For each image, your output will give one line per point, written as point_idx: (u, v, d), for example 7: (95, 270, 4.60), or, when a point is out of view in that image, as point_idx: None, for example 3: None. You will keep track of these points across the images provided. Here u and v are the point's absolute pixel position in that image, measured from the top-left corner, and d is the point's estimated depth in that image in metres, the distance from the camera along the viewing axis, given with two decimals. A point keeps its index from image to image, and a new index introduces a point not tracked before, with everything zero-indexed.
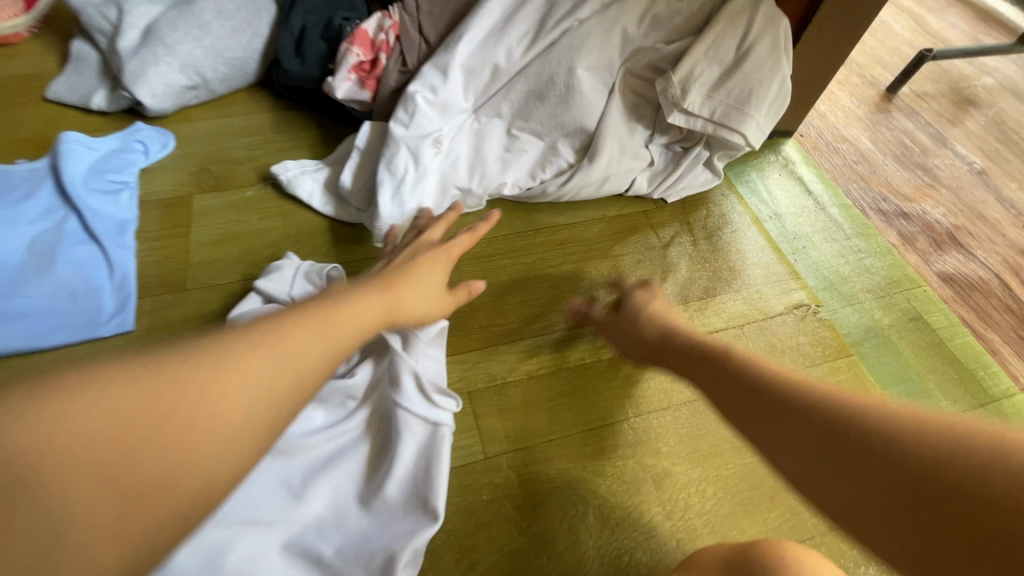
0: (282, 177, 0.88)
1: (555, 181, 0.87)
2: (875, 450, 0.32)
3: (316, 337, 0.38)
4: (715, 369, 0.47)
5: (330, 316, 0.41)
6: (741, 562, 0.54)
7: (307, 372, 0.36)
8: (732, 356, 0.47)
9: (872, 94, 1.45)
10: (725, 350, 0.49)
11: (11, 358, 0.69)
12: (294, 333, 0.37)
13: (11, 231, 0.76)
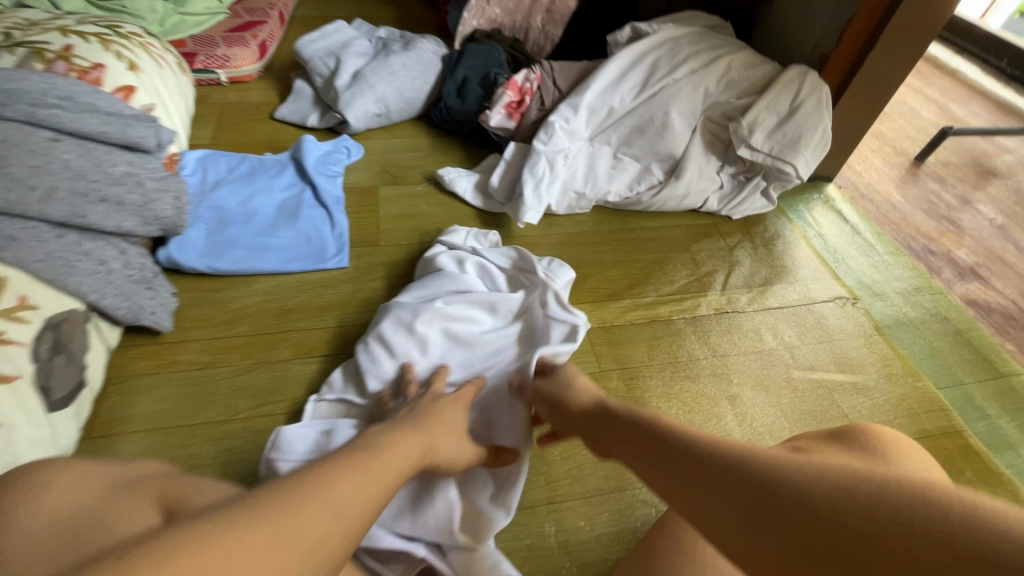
0: (445, 178, 1.19)
1: (648, 192, 1.16)
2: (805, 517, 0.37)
3: (364, 485, 0.45)
4: (649, 439, 0.53)
5: (372, 461, 0.49)
6: (841, 434, 0.67)
7: (355, 516, 0.43)
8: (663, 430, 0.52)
9: (902, 161, 1.71)
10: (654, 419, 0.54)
11: (269, 276, 0.99)
12: (342, 483, 0.44)
13: (270, 196, 1.09)
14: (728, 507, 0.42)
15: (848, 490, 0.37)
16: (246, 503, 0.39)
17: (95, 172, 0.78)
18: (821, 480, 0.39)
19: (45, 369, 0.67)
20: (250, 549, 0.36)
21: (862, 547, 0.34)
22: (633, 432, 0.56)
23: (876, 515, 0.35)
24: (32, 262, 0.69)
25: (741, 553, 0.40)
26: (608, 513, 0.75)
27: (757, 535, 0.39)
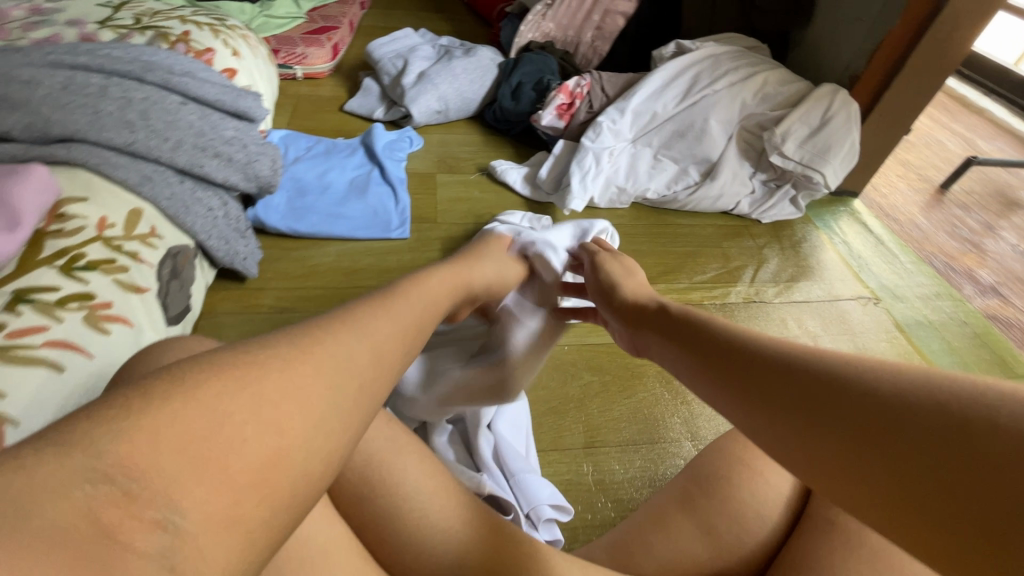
0: (497, 169, 1.30)
1: (684, 192, 1.26)
2: (848, 399, 0.36)
3: (391, 320, 0.43)
4: (697, 341, 0.53)
5: (397, 300, 0.47)
6: None
7: (382, 350, 0.40)
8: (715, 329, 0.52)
9: (927, 187, 1.78)
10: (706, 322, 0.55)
11: (340, 240, 1.10)
12: (366, 319, 0.42)
13: (343, 173, 1.21)
14: (771, 391, 0.41)
15: (914, 375, 0.35)
16: (278, 338, 0.37)
17: (212, 133, 0.89)
18: (884, 368, 0.36)
19: (164, 289, 0.78)
20: (261, 377, 0.33)
21: (915, 423, 0.32)
22: (688, 335, 0.55)
23: (937, 397, 0.32)
24: (162, 200, 0.82)
25: (772, 431, 0.39)
26: (640, 460, 0.82)
27: (798, 414, 0.38)
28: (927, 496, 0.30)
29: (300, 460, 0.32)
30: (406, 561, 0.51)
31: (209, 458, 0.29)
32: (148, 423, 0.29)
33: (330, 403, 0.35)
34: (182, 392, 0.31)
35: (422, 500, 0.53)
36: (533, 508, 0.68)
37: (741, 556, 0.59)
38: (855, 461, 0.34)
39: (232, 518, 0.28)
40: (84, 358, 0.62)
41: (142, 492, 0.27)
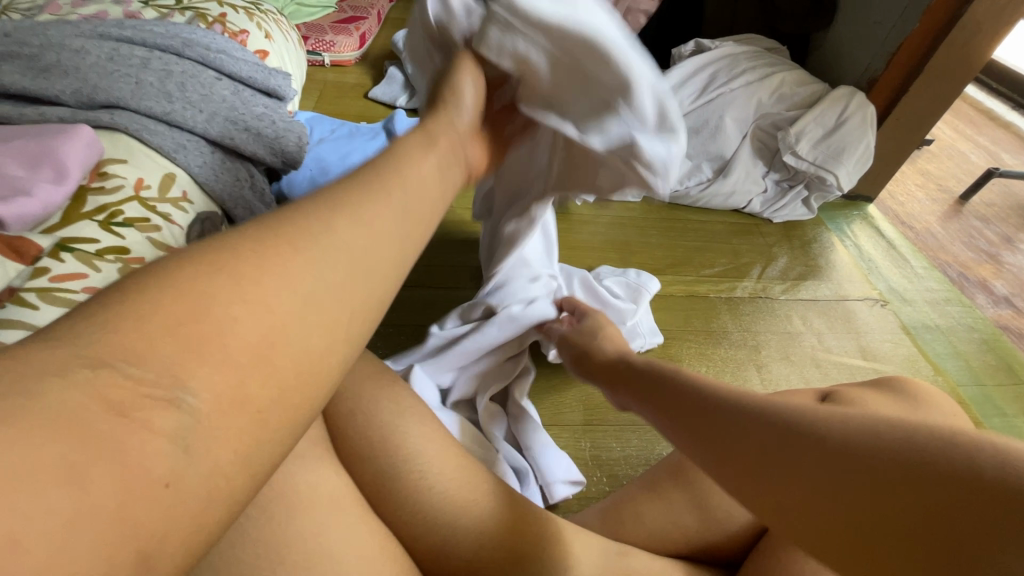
0: None
1: (696, 187, 1.28)
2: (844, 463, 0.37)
3: (402, 203, 0.37)
4: (664, 390, 0.54)
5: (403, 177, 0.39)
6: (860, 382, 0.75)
7: (381, 235, 0.35)
8: (681, 378, 0.54)
9: (946, 198, 1.76)
10: (668, 371, 0.57)
11: None
12: (368, 202, 0.35)
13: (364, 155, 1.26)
14: (736, 451, 0.43)
15: (860, 423, 0.38)
16: (260, 221, 0.32)
17: (243, 108, 0.93)
18: (831, 417, 0.40)
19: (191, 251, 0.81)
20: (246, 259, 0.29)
21: (875, 475, 0.35)
22: (660, 400, 0.54)
23: (887, 446, 0.36)
24: (194, 167, 0.86)
25: (764, 503, 0.40)
26: (636, 440, 0.85)
27: (766, 475, 0.40)
28: (891, 544, 0.33)
29: (302, 344, 0.29)
30: (406, 521, 0.54)
31: (207, 341, 0.26)
32: (135, 310, 0.26)
33: (321, 282, 0.30)
34: (173, 271, 0.28)
35: (423, 462, 0.56)
36: (549, 484, 0.73)
37: (728, 527, 0.62)
38: (830, 517, 0.36)
39: (242, 402, 0.26)
40: None
41: (145, 374, 0.24)
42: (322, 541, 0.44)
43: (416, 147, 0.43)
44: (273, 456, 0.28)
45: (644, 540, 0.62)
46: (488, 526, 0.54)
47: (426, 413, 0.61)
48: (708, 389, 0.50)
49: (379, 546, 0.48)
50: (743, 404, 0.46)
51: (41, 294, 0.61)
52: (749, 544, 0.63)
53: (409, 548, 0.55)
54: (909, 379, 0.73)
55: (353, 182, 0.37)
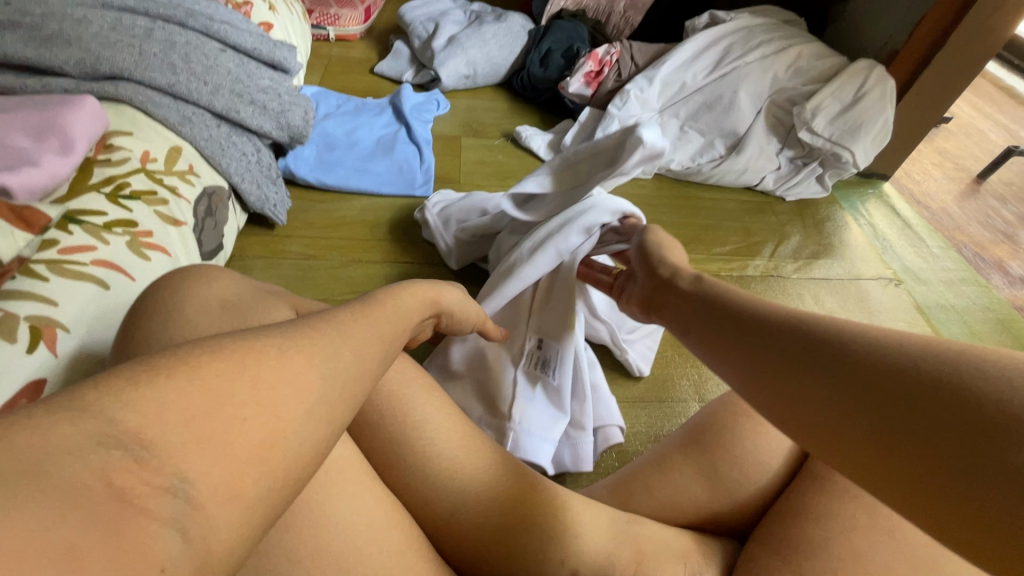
0: (522, 134, 1.31)
1: (708, 164, 1.26)
2: (870, 372, 0.33)
3: (379, 326, 0.42)
4: (709, 307, 0.51)
5: (377, 306, 0.45)
6: None
7: (365, 353, 0.37)
8: (731, 296, 0.50)
9: (964, 177, 1.72)
10: (720, 292, 0.52)
11: (365, 195, 1.13)
12: (355, 323, 0.39)
13: (370, 131, 1.25)
14: (763, 355, 0.40)
15: (914, 338, 0.34)
16: (275, 330, 0.34)
17: (248, 81, 0.93)
18: (884, 331, 0.36)
19: (200, 226, 0.82)
20: (248, 365, 0.31)
21: (910, 383, 0.31)
22: (702, 318, 0.50)
23: (938, 358, 0.31)
24: (200, 140, 0.86)
25: (776, 404, 0.38)
26: (646, 416, 0.85)
27: (788, 377, 0.37)
28: (909, 452, 0.29)
29: (297, 448, 0.30)
30: (414, 487, 0.54)
31: (213, 433, 0.28)
32: (155, 396, 0.27)
33: (324, 397, 0.32)
34: (194, 363, 0.29)
35: (429, 429, 0.56)
36: (606, 426, 0.77)
37: (739, 500, 0.61)
38: (845, 422, 0.33)
39: (234, 493, 0.27)
40: (127, 279, 0.66)
41: (154, 461, 0.26)
42: (330, 511, 0.45)
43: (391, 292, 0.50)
44: (267, 519, 0.29)
45: (654, 509, 0.62)
46: (496, 492, 0.55)
47: (435, 387, 0.61)
48: (754, 303, 0.47)
49: (387, 516, 0.48)
50: (783, 317, 0.42)
51: (50, 266, 0.60)
52: (760, 517, 0.62)
53: (420, 518, 0.54)
54: None
55: (342, 308, 0.40)
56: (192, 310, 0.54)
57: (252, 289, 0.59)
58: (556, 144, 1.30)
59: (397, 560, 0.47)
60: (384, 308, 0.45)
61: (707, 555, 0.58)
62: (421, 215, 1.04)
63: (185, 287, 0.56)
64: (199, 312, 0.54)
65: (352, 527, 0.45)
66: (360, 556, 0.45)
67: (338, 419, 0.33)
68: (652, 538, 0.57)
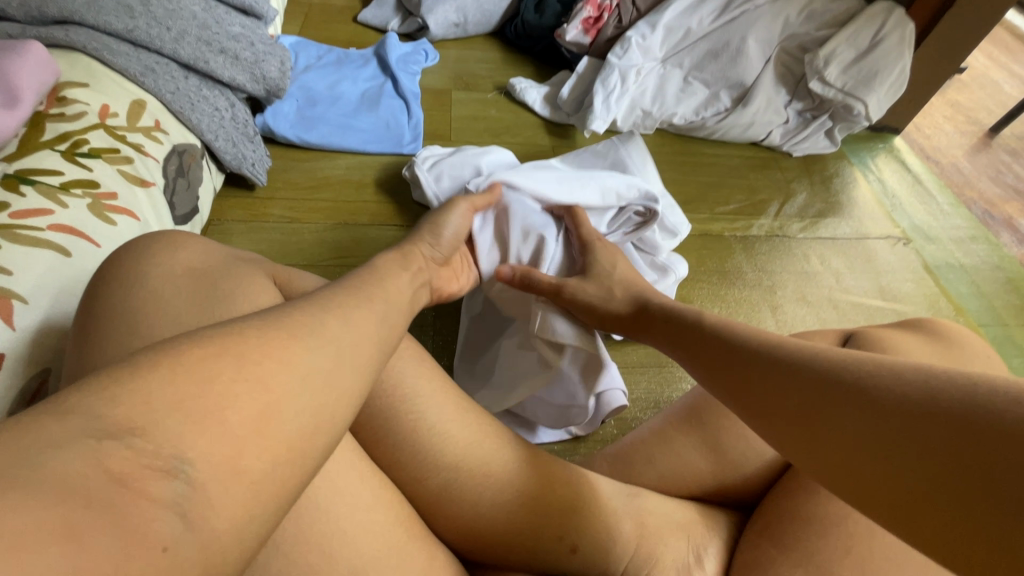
0: (516, 87, 1.23)
1: (713, 118, 1.19)
2: (875, 411, 0.35)
3: (372, 302, 0.39)
4: (702, 338, 0.54)
5: (367, 285, 0.42)
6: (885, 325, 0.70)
7: (363, 331, 0.36)
8: (721, 328, 0.53)
9: (974, 131, 1.66)
10: (710, 321, 0.56)
11: (350, 153, 1.06)
12: (349, 304, 0.38)
13: (354, 84, 1.17)
14: (768, 392, 0.43)
15: (920, 376, 0.36)
16: (261, 314, 0.33)
17: (217, 27, 0.85)
18: (894, 370, 0.37)
19: (171, 187, 0.77)
20: (235, 349, 0.30)
21: (931, 432, 0.33)
22: (698, 350, 0.54)
23: (954, 402, 0.33)
24: (165, 92, 0.79)
25: (786, 442, 0.40)
26: (646, 382, 0.82)
27: (805, 424, 0.39)
28: (921, 489, 0.32)
29: (299, 417, 0.29)
30: (405, 463, 0.52)
31: (206, 414, 0.27)
32: (139, 385, 0.26)
33: (321, 365, 0.32)
34: (176, 348, 0.28)
35: (419, 402, 0.53)
36: (606, 391, 0.69)
37: (744, 471, 0.59)
38: (868, 470, 0.34)
39: (237, 471, 0.26)
40: (93, 247, 0.62)
41: (148, 445, 0.25)
42: (313, 492, 0.43)
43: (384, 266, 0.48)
44: (278, 502, 0.28)
45: (657, 482, 0.60)
46: (512, 487, 0.52)
47: (424, 356, 0.57)
48: (748, 337, 0.50)
49: (374, 493, 0.46)
50: (781, 353, 0.45)
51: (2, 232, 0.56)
52: (766, 486, 0.61)
53: (413, 498, 0.52)
54: (938, 320, 0.68)
55: (336, 290, 0.39)
56: (158, 282, 0.50)
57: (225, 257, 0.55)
58: (552, 97, 1.23)
59: (390, 535, 0.45)
60: (373, 286, 0.42)
61: (710, 526, 0.57)
62: (411, 172, 0.98)
63: (148, 255, 0.52)
64: (166, 283, 0.50)
65: (336, 506, 0.44)
66: (348, 538, 0.43)
67: (338, 396, 0.32)
68: (654, 511, 0.56)
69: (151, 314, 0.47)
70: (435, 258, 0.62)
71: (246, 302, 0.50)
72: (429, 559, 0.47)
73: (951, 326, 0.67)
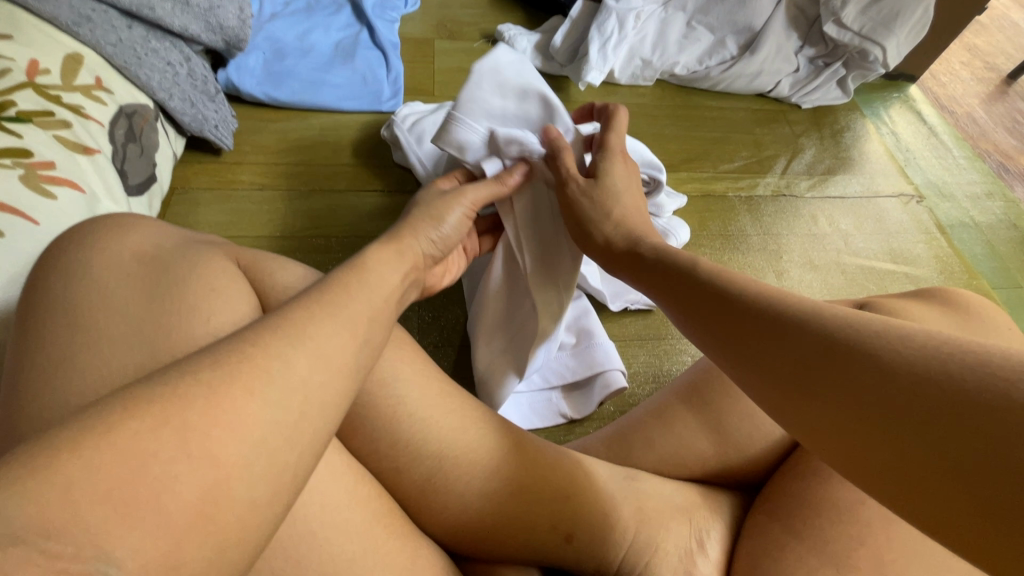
0: (504, 35, 1.13)
1: (718, 67, 1.11)
2: (873, 383, 0.31)
3: (349, 323, 0.35)
4: (682, 280, 0.47)
5: (340, 291, 0.37)
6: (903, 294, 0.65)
7: (338, 369, 0.32)
8: (704, 267, 0.47)
9: (992, 77, 1.56)
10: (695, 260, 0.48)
11: (325, 111, 0.98)
12: (315, 323, 0.33)
13: (326, 33, 1.07)
14: (754, 347, 0.38)
15: (936, 349, 0.30)
16: (212, 354, 0.30)
17: None
18: (909, 341, 0.31)
19: (121, 154, 0.69)
20: (175, 419, 0.26)
21: (940, 401, 0.28)
22: (678, 291, 0.47)
23: (967, 371, 0.28)
24: (106, 46, 0.71)
25: (770, 397, 0.36)
26: (645, 355, 0.78)
27: (798, 385, 0.34)
28: (914, 472, 0.28)
29: (247, 494, 0.27)
30: (383, 453, 0.47)
31: (137, 504, 0.24)
32: (58, 477, 0.23)
33: (277, 428, 0.29)
34: (114, 420, 0.25)
35: (399, 388, 0.48)
36: (603, 370, 0.69)
37: (748, 453, 0.56)
38: (867, 439, 0.30)
39: (172, 566, 0.24)
40: (30, 225, 0.55)
41: (64, 548, 0.22)
42: None
43: (381, 259, 0.45)
44: None
45: (655, 465, 0.56)
46: (498, 471, 0.48)
47: (404, 339, 0.52)
48: (737, 278, 0.43)
49: (351, 490, 0.42)
50: (774, 300, 0.39)
51: None
52: (773, 467, 0.57)
53: (393, 489, 0.48)
54: (958, 290, 0.63)
55: (298, 307, 0.34)
56: (102, 268, 0.44)
57: (175, 234, 0.50)
58: (544, 45, 1.13)
59: (366, 536, 0.41)
60: (348, 288, 0.38)
61: (713, 510, 0.53)
62: (390, 133, 0.90)
63: (87, 240, 0.46)
64: (112, 270, 0.44)
65: (307, 507, 0.40)
66: (320, 540, 0.39)
67: (294, 458, 0.29)
68: (653, 496, 0.52)
69: (88, 307, 0.42)
70: (432, 248, 0.53)
71: (201, 285, 0.44)
72: (414, 557, 0.43)
73: (972, 295, 0.63)
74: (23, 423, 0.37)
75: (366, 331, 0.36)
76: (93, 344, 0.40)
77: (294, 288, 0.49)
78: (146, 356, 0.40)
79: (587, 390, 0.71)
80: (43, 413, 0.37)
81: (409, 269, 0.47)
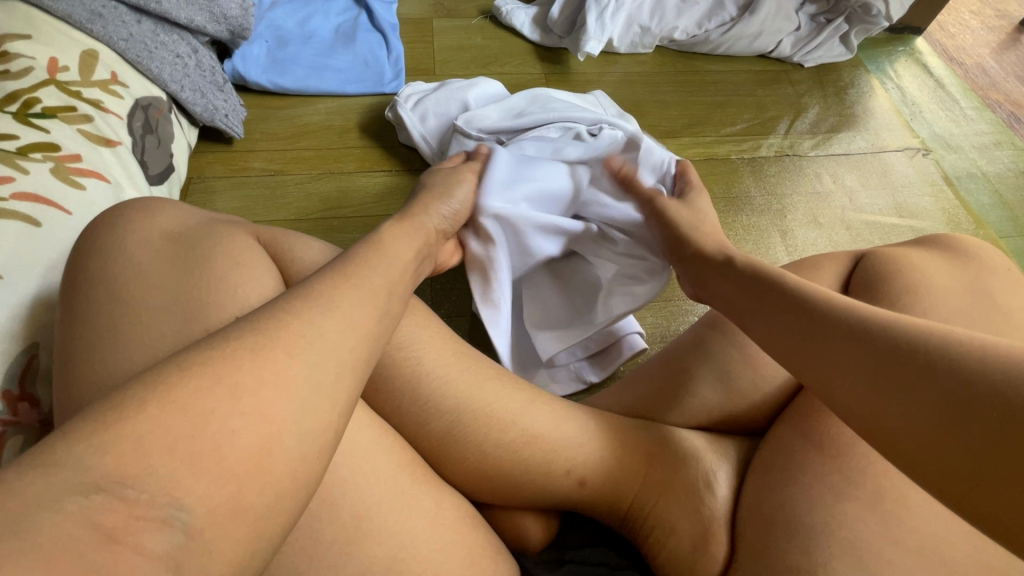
0: (502, 9, 1.13)
1: (717, 30, 1.11)
2: (938, 386, 0.33)
3: (366, 288, 0.38)
4: (758, 284, 0.50)
5: (366, 271, 0.40)
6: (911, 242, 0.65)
7: (365, 339, 0.35)
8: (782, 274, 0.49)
9: (1003, 25, 1.52)
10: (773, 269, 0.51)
11: (330, 96, 1.00)
12: (339, 294, 0.36)
13: (326, 17, 1.08)
14: (822, 344, 0.40)
15: (1004, 361, 0.32)
16: (247, 324, 0.33)
17: None
18: (977, 353, 0.34)
19: (140, 145, 0.73)
20: (225, 379, 0.29)
21: (971, 392, 0.32)
22: (754, 294, 0.49)
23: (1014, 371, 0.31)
24: (118, 41, 0.74)
25: (829, 388, 0.38)
26: (651, 317, 0.81)
27: (862, 382, 0.36)
28: (965, 466, 0.31)
29: (297, 446, 0.30)
30: (404, 409, 0.51)
31: (201, 457, 0.27)
32: (128, 436, 0.26)
33: (319, 386, 0.31)
34: (168, 385, 0.28)
35: (417, 349, 0.51)
36: (626, 335, 0.72)
37: (753, 401, 0.58)
38: (903, 419, 0.34)
39: (238, 509, 0.27)
40: (62, 214, 0.59)
41: (143, 494, 0.26)
42: None
43: (395, 232, 0.48)
44: (280, 526, 0.29)
45: (664, 416, 0.59)
46: (513, 425, 0.51)
47: (417, 305, 0.55)
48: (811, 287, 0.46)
49: (376, 441, 0.46)
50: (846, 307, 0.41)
51: None
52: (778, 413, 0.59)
53: (415, 443, 0.51)
54: (962, 236, 0.64)
55: (324, 284, 0.37)
56: (134, 249, 0.47)
57: (195, 214, 0.53)
58: (541, 17, 1.13)
59: (393, 485, 0.44)
60: (368, 263, 0.41)
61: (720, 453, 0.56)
62: (394, 114, 0.92)
63: (118, 226, 0.49)
64: (143, 248, 0.47)
65: (337, 458, 0.43)
66: (349, 487, 0.43)
67: (334, 414, 0.32)
68: (662, 443, 0.54)
69: (126, 288, 0.45)
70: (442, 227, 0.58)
71: (226, 260, 0.47)
72: (438, 501, 0.46)
73: (973, 239, 0.64)
74: (82, 392, 0.41)
75: (383, 300, 0.39)
76: (135, 321, 0.43)
77: (314, 263, 0.52)
78: (183, 325, 0.43)
79: (604, 355, 0.74)
80: (96, 381, 0.41)
81: (425, 246, 0.51)
